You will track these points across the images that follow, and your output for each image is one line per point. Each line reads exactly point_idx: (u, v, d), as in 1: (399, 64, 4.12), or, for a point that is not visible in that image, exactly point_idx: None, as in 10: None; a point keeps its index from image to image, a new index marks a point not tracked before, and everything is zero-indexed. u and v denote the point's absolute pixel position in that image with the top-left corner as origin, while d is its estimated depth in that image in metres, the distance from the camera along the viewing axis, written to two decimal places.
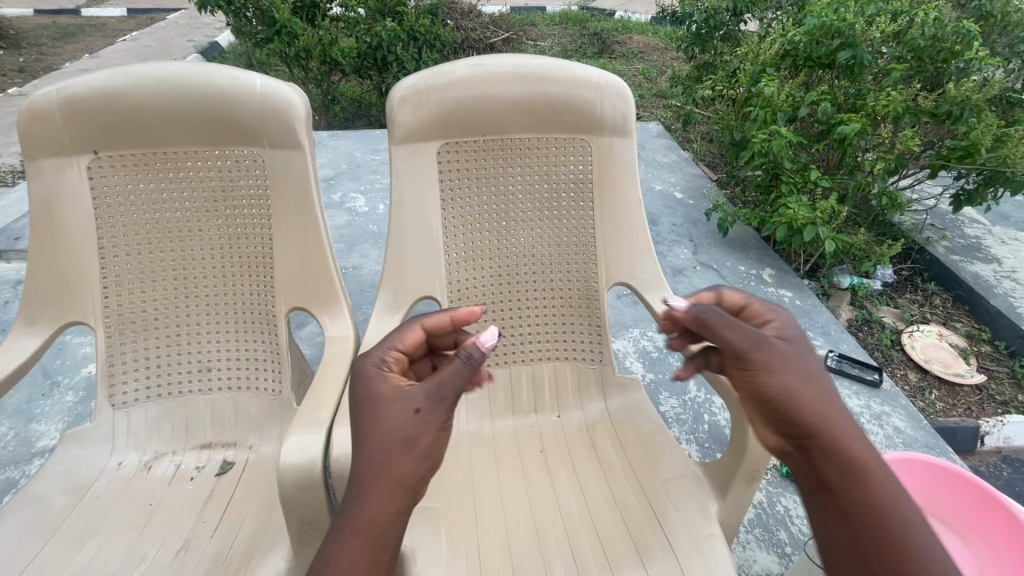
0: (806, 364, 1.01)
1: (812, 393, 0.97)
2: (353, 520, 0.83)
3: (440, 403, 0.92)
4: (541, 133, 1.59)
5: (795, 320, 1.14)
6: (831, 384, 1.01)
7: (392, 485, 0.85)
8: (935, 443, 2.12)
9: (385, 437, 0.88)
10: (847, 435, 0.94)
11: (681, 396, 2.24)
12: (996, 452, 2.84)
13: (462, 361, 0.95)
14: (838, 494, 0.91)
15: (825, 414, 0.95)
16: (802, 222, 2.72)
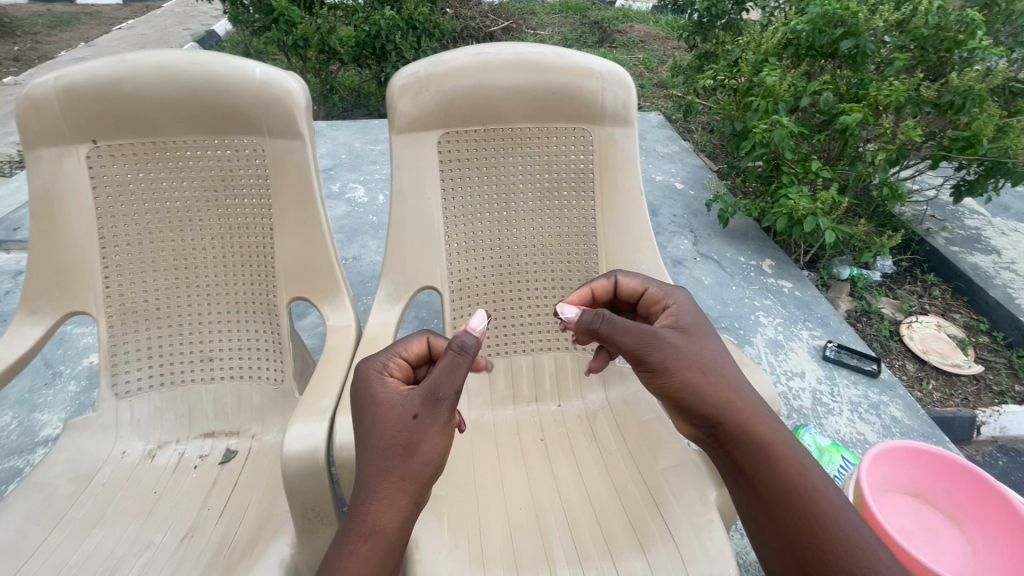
0: (700, 355, 1.05)
1: (709, 383, 1.02)
2: (363, 524, 0.85)
3: (437, 404, 0.93)
4: (542, 122, 1.58)
5: (690, 303, 1.18)
6: (730, 366, 1.06)
7: (398, 488, 0.87)
8: (932, 433, 2.14)
9: (388, 442, 0.90)
10: (751, 415, 1.01)
11: None
12: (992, 442, 2.86)
13: (456, 354, 0.94)
14: (750, 473, 0.99)
15: (725, 400, 1.02)
16: (803, 213, 2.71)
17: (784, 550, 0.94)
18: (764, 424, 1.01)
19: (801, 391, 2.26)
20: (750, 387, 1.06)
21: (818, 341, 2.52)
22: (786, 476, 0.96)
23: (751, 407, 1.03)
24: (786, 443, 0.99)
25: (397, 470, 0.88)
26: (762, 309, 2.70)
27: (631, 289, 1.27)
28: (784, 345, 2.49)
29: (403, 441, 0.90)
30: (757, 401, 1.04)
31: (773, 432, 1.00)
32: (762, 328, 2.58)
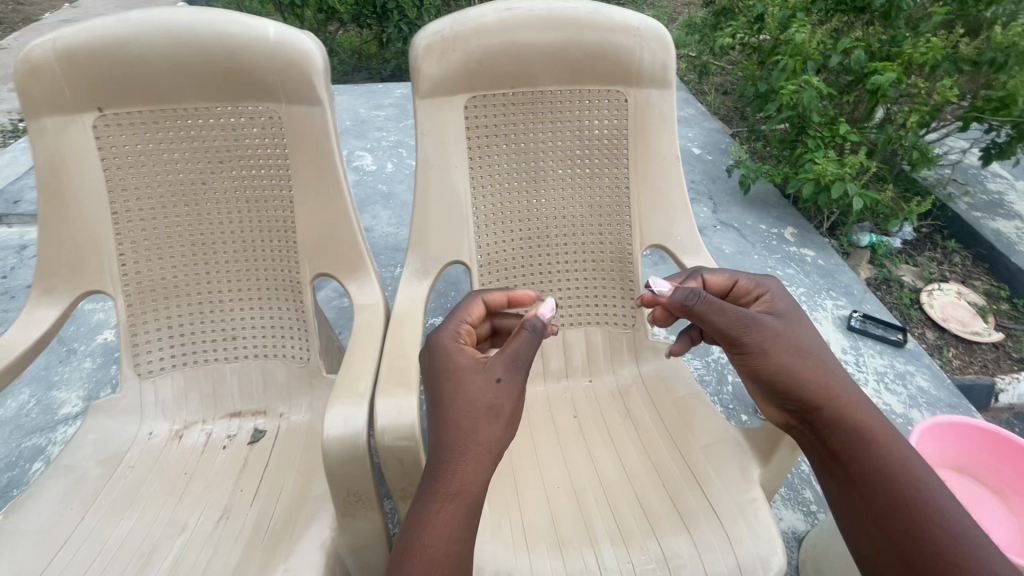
0: (799, 339, 1.12)
1: (808, 367, 1.09)
2: (446, 486, 0.92)
3: (516, 370, 1.04)
4: (575, 84, 1.48)
5: (784, 288, 1.23)
6: (830, 354, 1.11)
7: (478, 452, 0.96)
8: (958, 402, 2.11)
9: (471, 407, 0.98)
10: (850, 405, 1.06)
11: (705, 358, 2.21)
12: (1009, 409, 2.86)
13: (529, 332, 1.07)
14: (847, 460, 1.03)
15: (824, 386, 1.07)
16: (830, 178, 2.62)
17: (878, 536, 0.97)
18: (863, 415, 1.05)
19: None
20: (849, 379, 1.10)
21: (844, 310, 2.47)
22: (885, 466, 0.99)
23: (852, 398, 1.07)
24: (886, 435, 1.03)
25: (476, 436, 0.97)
26: (784, 278, 2.65)
27: (719, 285, 1.29)
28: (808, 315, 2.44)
29: (487, 404, 1.00)
30: (857, 394, 1.09)
31: (873, 423, 1.04)
32: None
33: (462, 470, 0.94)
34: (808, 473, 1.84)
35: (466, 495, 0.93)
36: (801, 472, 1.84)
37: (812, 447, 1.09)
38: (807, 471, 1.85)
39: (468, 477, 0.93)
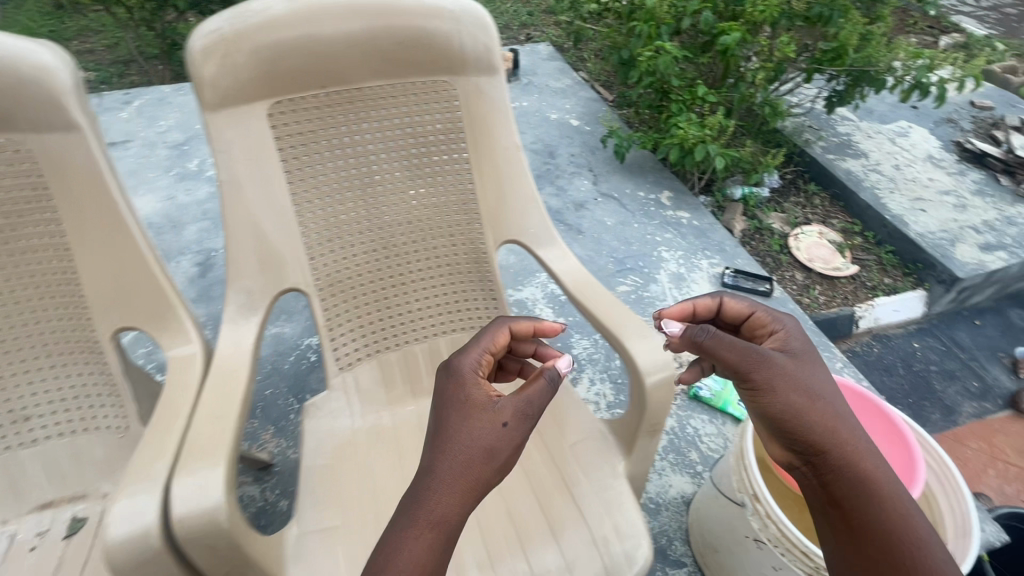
0: (809, 379, 1.07)
1: (815, 410, 1.04)
2: (427, 516, 0.89)
3: (525, 419, 0.99)
4: (395, 77, 1.35)
5: (801, 327, 1.18)
6: (838, 397, 1.08)
7: (466, 488, 0.92)
8: (818, 341, 2.29)
9: (470, 445, 0.93)
10: (857, 455, 1.04)
11: (592, 337, 2.26)
12: (868, 332, 3.19)
13: (546, 380, 1.03)
14: (846, 509, 1.03)
15: (832, 434, 1.04)
16: (693, 141, 2.68)
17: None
18: (868, 465, 1.04)
19: None
20: (857, 423, 1.08)
21: (718, 268, 2.59)
22: (886, 522, 1.00)
23: (859, 442, 1.06)
24: (889, 489, 1.02)
25: (468, 470, 0.92)
26: (664, 243, 2.72)
27: (737, 312, 1.24)
28: (686, 277, 2.54)
29: (487, 446, 0.95)
30: (863, 438, 1.06)
31: (876, 476, 1.03)
32: (665, 264, 2.60)
33: (444, 501, 0.90)
34: (693, 435, 1.92)
35: (440, 529, 0.88)
36: (686, 434, 1.93)
37: (811, 489, 1.08)
38: (692, 432, 1.94)
39: (450, 510, 0.89)
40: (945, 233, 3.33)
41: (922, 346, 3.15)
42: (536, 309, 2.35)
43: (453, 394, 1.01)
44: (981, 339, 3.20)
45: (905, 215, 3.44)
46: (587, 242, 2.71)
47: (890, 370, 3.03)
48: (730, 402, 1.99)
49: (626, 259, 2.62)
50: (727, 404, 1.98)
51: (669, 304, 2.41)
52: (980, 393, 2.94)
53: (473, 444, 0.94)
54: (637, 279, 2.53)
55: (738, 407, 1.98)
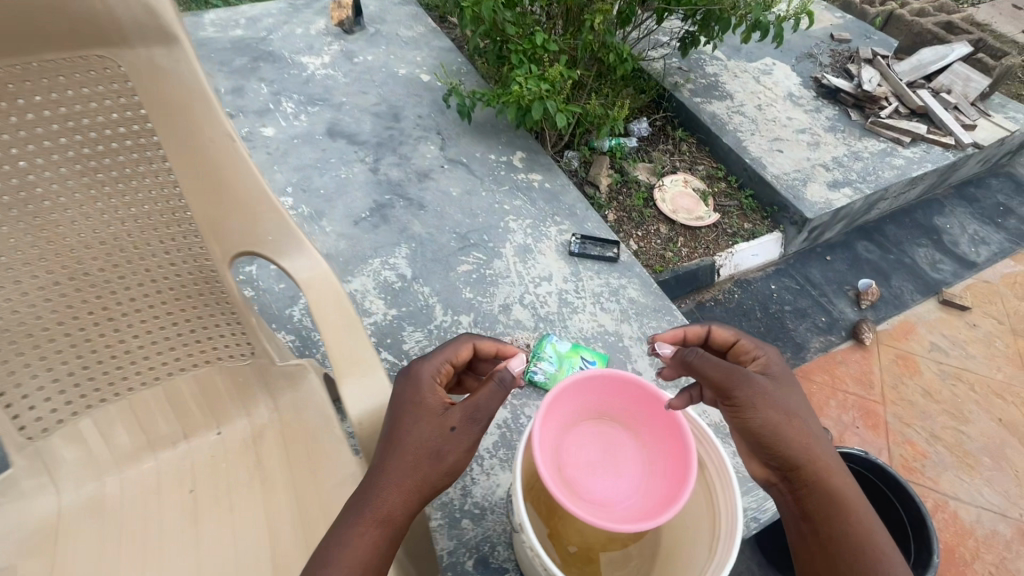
0: (785, 401, 1.20)
1: (792, 429, 1.17)
2: (374, 516, 0.95)
3: (474, 422, 1.04)
4: (25, 53, 0.99)
5: (779, 355, 1.32)
6: (815, 422, 1.21)
7: (410, 486, 0.98)
8: (662, 304, 2.24)
9: (418, 448, 1.00)
10: (831, 476, 1.16)
11: (427, 328, 2.08)
12: (730, 279, 3.24)
13: (496, 383, 1.06)
14: (820, 525, 1.14)
15: (812, 456, 1.16)
16: (529, 98, 2.46)
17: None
18: (840, 486, 1.16)
19: (548, 296, 2.21)
20: (830, 446, 1.21)
21: (567, 234, 2.45)
22: (856, 537, 1.11)
23: (831, 463, 1.18)
24: (857, 510, 1.13)
25: (414, 473, 0.99)
26: (512, 211, 2.53)
27: (725, 340, 1.38)
28: (533, 249, 2.38)
29: (434, 448, 1.01)
30: (834, 460, 1.19)
31: (847, 496, 1.15)
32: (512, 235, 2.43)
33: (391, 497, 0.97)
34: (526, 425, 1.83)
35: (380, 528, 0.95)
36: (519, 425, 1.83)
37: (788, 503, 1.20)
38: (526, 422, 1.84)
39: (395, 508, 0.96)
40: (798, 173, 3.39)
41: (778, 287, 3.26)
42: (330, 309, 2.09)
43: (408, 397, 1.06)
44: (831, 274, 3.36)
45: (763, 158, 3.45)
46: (428, 217, 2.47)
47: (749, 314, 3.11)
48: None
49: (470, 234, 2.42)
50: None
51: (513, 281, 2.26)
52: (827, 327, 3.10)
53: (421, 446, 1.01)
54: (481, 255, 2.34)
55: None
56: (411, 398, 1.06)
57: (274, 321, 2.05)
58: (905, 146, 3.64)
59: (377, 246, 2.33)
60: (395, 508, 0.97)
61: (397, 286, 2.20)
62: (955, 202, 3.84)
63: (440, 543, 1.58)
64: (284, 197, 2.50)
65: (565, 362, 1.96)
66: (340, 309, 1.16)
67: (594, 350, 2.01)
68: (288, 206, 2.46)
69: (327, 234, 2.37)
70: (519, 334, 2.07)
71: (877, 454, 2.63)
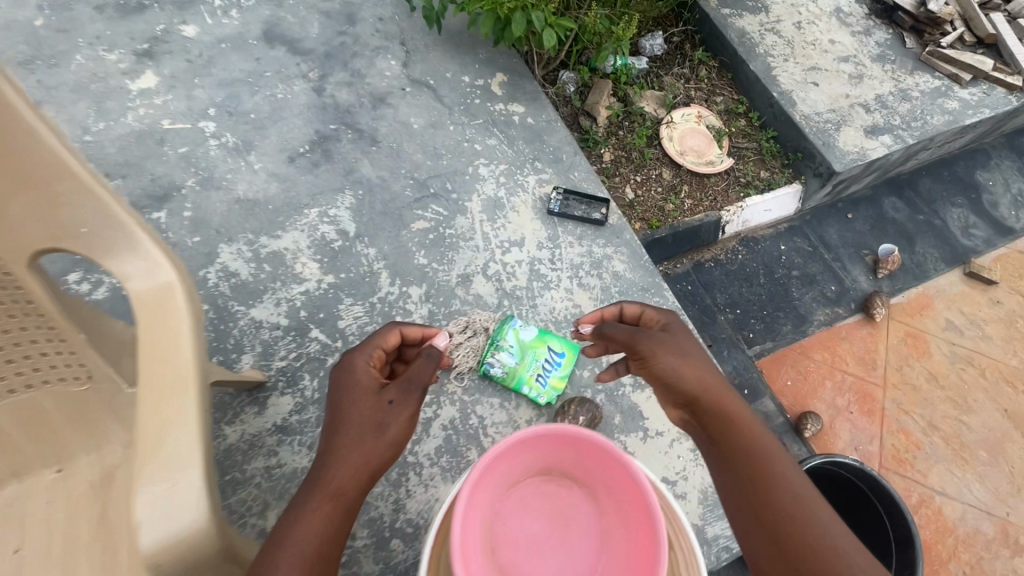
0: (681, 345, 1.23)
1: (689, 367, 1.19)
2: (327, 487, 1.03)
3: (410, 393, 1.14)
4: None
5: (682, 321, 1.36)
6: (708, 360, 1.23)
7: (359, 460, 1.06)
8: (652, 283, 1.89)
9: (361, 422, 1.09)
10: (733, 410, 1.13)
11: (368, 301, 1.75)
12: (736, 237, 2.86)
13: (426, 358, 1.19)
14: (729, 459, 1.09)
15: (710, 389, 1.16)
16: (510, 7, 1.92)
17: (748, 517, 1.03)
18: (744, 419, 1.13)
19: (517, 267, 1.86)
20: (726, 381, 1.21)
21: (547, 187, 2.03)
22: (762, 465, 1.06)
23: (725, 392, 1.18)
24: (760, 440, 1.10)
25: (360, 448, 1.07)
26: (483, 153, 2.09)
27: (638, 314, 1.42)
28: (504, 203, 1.98)
29: (376, 421, 1.10)
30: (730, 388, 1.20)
31: (750, 428, 1.11)
32: (480, 185, 2.01)
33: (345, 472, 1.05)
34: (475, 428, 1.58)
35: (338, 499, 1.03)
36: (467, 427, 1.58)
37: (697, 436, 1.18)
38: (476, 424, 1.59)
39: (347, 481, 1.04)
40: (833, 114, 2.87)
41: (787, 249, 2.88)
42: (245, 274, 1.74)
43: (347, 380, 1.16)
44: (849, 235, 2.97)
45: (793, 92, 2.92)
46: (381, 156, 2.03)
47: (751, 279, 2.77)
48: (525, 380, 1.62)
49: (429, 181, 2.00)
50: (521, 383, 1.62)
51: (477, 245, 1.89)
52: (835, 298, 2.78)
53: (364, 421, 1.09)
54: (440, 209, 1.95)
55: (534, 386, 1.62)
56: (350, 383, 1.15)
57: None
58: (963, 85, 3.07)
59: (315, 192, 1.92)
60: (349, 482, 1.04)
61: (337, 245, 1.84)
62: (1004, 154, 3.35)
63: (364, 566, 1.39)
64: (205, 120, 2.04)
65: (528, 354, 1.65)
66: (176, 354, 0.84)
67: (564, 339, 1.69)
68: (209, 134, 2.01)
69: (255, 173, 1.95)
70: (478, 314, 1.75)
71: (867, 443, 2.44)
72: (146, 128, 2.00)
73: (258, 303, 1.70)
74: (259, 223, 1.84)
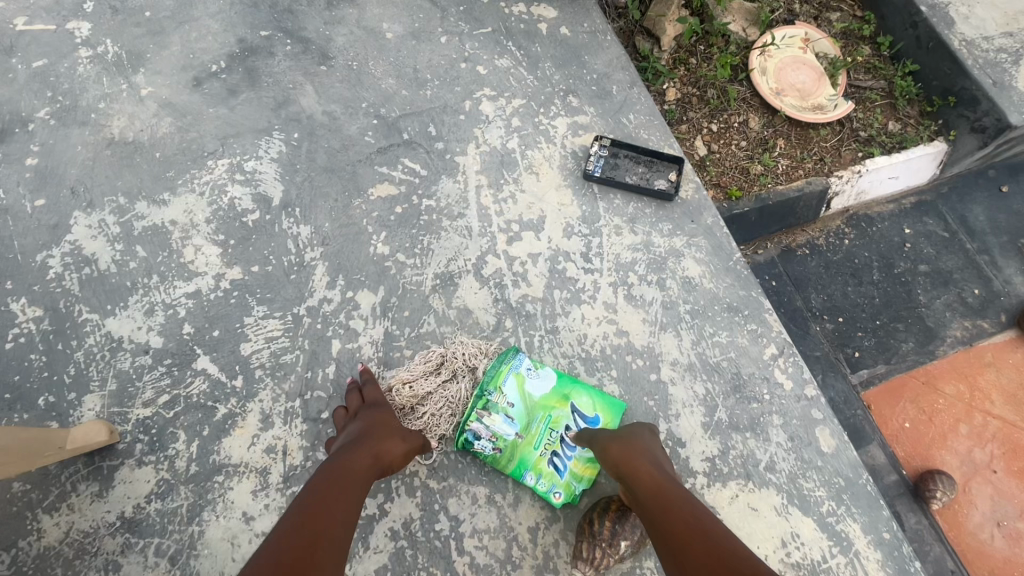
0: (632, 433, 0.95)
1: (632, 449, 0.91)
2: (350, 468, 0.84)
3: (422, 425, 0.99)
4: None
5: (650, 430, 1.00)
6: (654, 449, 0.94)
7: (382, 460, 0.88)
8: (744, 300, 1.17)
9: (389, 427, 0.93)
10: (645, 464, 0.88)
11: (290, 312, 1.11)
12: (843, 214, 2.08)
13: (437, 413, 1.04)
14: (648, 525, 0.81)
15: (640, 456, 0.89)
16: None
17: None
18: (661, 472, 0.87)
19: (530, 265, 1.17)
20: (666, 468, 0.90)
21: (585, 138, 1.31)
22: (690, 515, 0.79)
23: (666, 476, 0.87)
24: (680, 491, 0.84)
25: (385, 448, 0.89)
26: (489, 81, 1.36)
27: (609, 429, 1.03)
28: (516, 160, 1.27)
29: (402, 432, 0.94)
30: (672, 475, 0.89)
31: (668, 481, 0.86)
32: (482, 129, 1.30)
33: (375, 459, 0.87)
34: (444, 539, 0.97)
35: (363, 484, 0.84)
36: (431, 536, 0.97)
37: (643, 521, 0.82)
38: (446, 531, 0.97)
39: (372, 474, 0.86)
40: (1008, 39, 1.96)
41: (915, 233, 2.08)
42: (104, 263, 1.12)
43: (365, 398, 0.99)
44: (1003, 217, 2.13)
45: (949, 7, 2.01)
46: (333, 81, 1.33)
47: (861, 275, 2.00)
48: (530, 463, 1.00)
49: (403, 121, 1.30)
50: (523, 468, 0.99)
51: (468, 227, 1.20)
52: (978, 308, 2.00)
53: (397, 426, 0.94)
54: (416, 165, 1.26)
55: (545, 473, 0.99)
56: (374, 400, 0.99)
57: (10, 276, 1.11)
58: None
59: (227, 135, 1.26)
60: (376, 473, 0.87)
61: (249, 220, 1.18)
62: None
63: None
64: (77, 20, 1.36)
65: (538, 419, 1.03)
66: None
67: (600, 395, 1.04)
68: (81, 41, 1.34)
69: (139, 101, 1.28)
70: (459, 344, 1.09)
71: (1015, 519, 1.74)
72: None
73: (119, 309, 1.09)
74: (137, 180, 1.20)
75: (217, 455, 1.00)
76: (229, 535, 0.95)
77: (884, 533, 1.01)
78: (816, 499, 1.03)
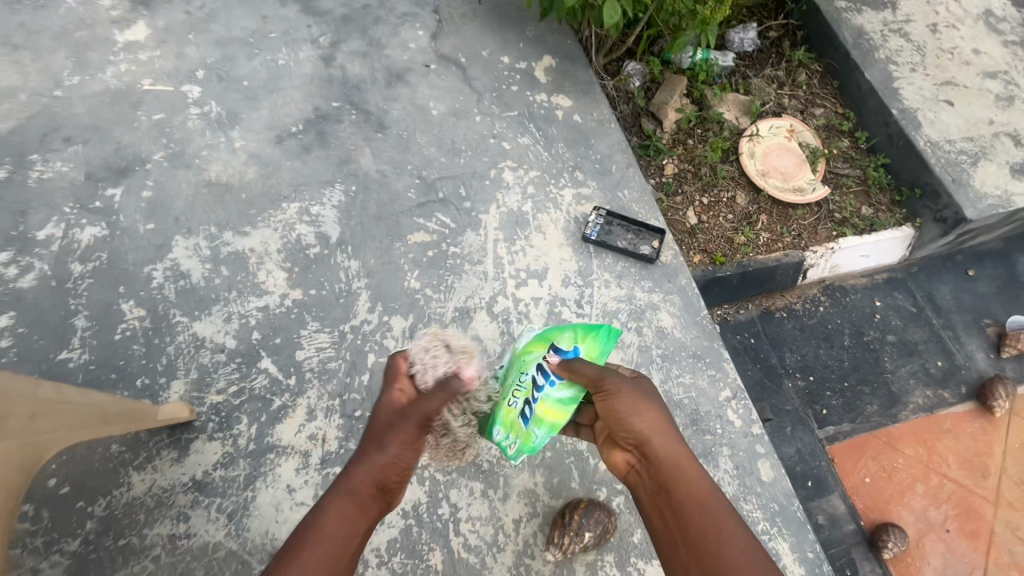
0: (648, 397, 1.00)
1: (648, 420, 0.96)
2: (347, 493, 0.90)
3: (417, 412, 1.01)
4: None
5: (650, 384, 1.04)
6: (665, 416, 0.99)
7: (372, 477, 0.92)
8: (706, 349, 1.42)
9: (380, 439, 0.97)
10: (660, 438, 0.95)
11: (337, 329, 1.38)
12: (819, 284, 2.32)
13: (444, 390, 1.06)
14: (652, 497, 0.91)
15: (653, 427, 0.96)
16: None
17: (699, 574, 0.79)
18: (672, 444, 0.94)
19: (533, 306, 1.44)
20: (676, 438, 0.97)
21: (586, 207, 1.60)
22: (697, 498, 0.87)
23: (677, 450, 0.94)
24: (693, 470, 0.91)
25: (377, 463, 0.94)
26: (513, 155, 1.67)
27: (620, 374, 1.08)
28: (528, 221, 1.56)
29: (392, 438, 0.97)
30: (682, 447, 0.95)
31: (680, 455, 0.93)
32: (503, 193, 1.60)
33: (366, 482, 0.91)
34: (445, 522, 1.19)
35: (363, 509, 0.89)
36: (435, 518, 1.20)
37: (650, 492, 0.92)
38: (447, 515, 1.20)
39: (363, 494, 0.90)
40: (969, 144, 2.23)
41: (884, 306, 2.31)
42: (196, 278, 1.42)
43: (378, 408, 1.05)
44: (967, 297, 2.36)
45: (918, 112, 2.29)
46: (386, 146, 1.66)
47: (833, 339, 2.22)
48: (500, 416, 1.13)
49: (440, 182, 1.61)
50: (496, 422, 1.14)
51: (485, 271, 1.48)
52: (940, 378, 2.20)
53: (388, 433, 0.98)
54: (447, 219, 1.55)
55: (513, 421, 1.12)
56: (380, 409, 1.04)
57: (123, 282, 1.40)
58: None
59: (299, 184, 1.57)
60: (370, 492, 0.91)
61: (311, 252, 1.48)
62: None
63: None
64: (190, 84, 1.72)
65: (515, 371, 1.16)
66: None
67: (580, 330, 1.16)
68: (191, 101, 1.69)
69: (234, 152, 1.61)
70: None
71: None
72: (122, 86, 1.70)
73: (204, 315, 1.37)
74: (226, 215, 1.51)
75: (271, 437, 1.25)
76: (275, 502, 1.19)
77: (808, 552, 1.22)
78: (753, 518, 1.24)
